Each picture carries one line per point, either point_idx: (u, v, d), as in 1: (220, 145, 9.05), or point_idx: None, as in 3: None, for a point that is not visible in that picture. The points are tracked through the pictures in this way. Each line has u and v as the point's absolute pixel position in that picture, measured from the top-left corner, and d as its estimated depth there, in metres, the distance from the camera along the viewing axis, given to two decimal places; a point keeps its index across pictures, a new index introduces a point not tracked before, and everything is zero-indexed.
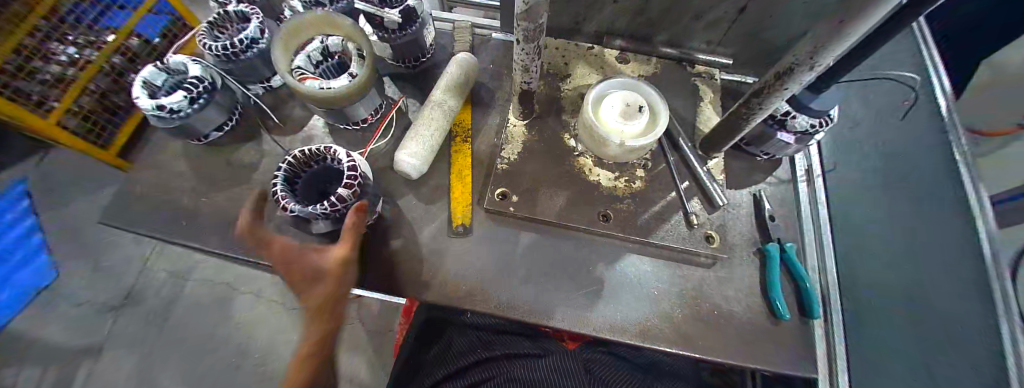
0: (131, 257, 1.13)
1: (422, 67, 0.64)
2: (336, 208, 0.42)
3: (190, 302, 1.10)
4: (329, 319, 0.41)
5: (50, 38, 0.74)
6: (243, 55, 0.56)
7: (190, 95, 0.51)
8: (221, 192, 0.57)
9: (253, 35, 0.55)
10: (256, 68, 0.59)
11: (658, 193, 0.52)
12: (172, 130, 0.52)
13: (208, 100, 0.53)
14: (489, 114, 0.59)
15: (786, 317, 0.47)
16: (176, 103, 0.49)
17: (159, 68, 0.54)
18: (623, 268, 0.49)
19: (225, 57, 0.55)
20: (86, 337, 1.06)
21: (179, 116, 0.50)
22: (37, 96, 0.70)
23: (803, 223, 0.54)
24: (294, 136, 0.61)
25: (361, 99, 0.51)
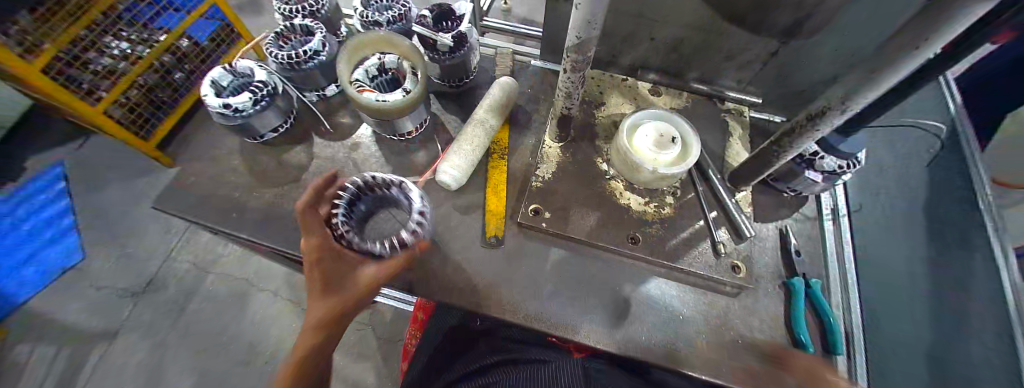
0: (158, 248, 1.25)
1: (465, 87, 0.69)
2: (393, 250, 0.45)
3: (207, 296, 1.20)
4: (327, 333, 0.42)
5: (105, 32, 0.80)
6: (305, 66, 0.63)
7: (253, 97, 0.58)
8: (271, 190, 0.63)
9: (315, 48, 0.63)
10: (314, 78, 0.66)
11: (686, 220, 0.53)
12: (236, 127, 0.60)
13: (269, 102, 0.61)
14: (524, 135, 0.64)
15: (810, 350, 0.47)
16: (242, 103, 0.57)
17: (228, 71, 0.62)
18: (648, 289, 0.51)
19: (288, 66, 0.62)
20: (105, 320, 1.16)
21: (241, 115, 0.58)
22: (87, 85, 0.75)
23: (828, 261, 0.55)
24: (341, 142, 0.67)
25: (409, 113, 0.57)
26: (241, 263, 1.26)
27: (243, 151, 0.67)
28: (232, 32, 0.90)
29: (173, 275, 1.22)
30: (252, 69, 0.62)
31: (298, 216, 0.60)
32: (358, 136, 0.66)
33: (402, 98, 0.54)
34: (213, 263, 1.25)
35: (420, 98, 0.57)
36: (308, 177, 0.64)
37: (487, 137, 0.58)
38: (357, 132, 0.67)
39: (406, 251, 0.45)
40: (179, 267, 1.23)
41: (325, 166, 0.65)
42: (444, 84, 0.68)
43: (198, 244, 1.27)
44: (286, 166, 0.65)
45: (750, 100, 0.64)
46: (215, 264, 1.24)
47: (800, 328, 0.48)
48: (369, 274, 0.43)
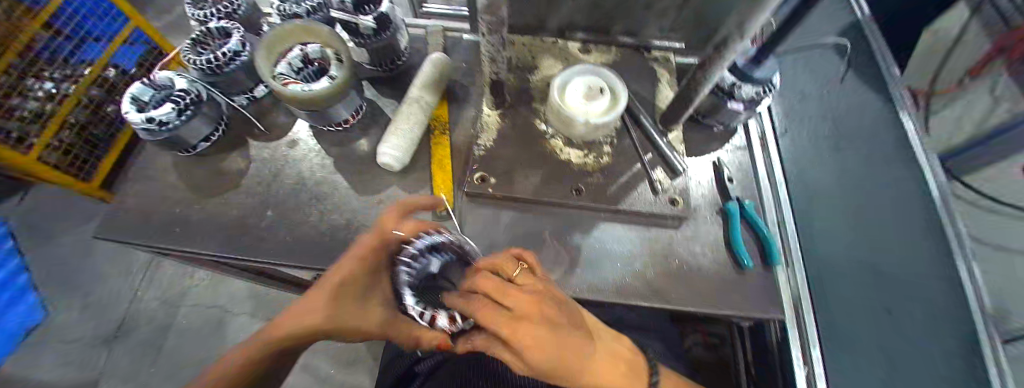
0: (121, 290, 1.19)
1: (398, 70, 0.69)
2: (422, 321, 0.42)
3: (184, 328, 1.17)
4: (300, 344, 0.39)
5: (24, 74, 0.90)
6: (226, 68, 0.61)
7: (177, 107, 0.56)
8: (214, 201, 0.62)
9: (235, 49, 0.61)
10: (240, 81, 0.65)
11: (623, 165, 0.56)
12: (164, 140, 0.58)
13: (195, 111, 0.59)
14: (464, 108, 0.64)
15: (748, 266, 0.51)
16: (166, 114, 0.55)
17: (146, 86, 0.60)
18: (597, 235, 0.54)
19: (208, 71, 0.60)
20: (77, 373, 1.11)
21: (168, 127, 0.56)
22: (18, 134, 0.85)
23: (761, 182, 0.59)
24: (279, 141, 0.66)
25: (340, 101, 0.58)
26: (210, 290, 1.21)
27: (180, 168, 0.65)
28: (157, 52, 1.06)
29: (143, 316, 1.17)
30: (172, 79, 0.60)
31: (245, 222, 0.59)
32: (296, 133, 0.66)
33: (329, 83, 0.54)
34: (181, 296, 1.20)
35: (348, 86, 0.58)
36: (251, 181, 0.63)
37: (425, 114, 0.58)
38: (294, 131, 0.66)
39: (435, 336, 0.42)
40: (147, 306, 1.18)
41: (267, 168, 0.64)
42: (377, 70, 0.68)
43: (161, 279, 1.21)
44: (228, 176, 0.64)
45: (674, 46, 0.66)
46: (184, 296, 1.20)
47: (738, 246, 0.52)
48: (381, 314, 0.42)
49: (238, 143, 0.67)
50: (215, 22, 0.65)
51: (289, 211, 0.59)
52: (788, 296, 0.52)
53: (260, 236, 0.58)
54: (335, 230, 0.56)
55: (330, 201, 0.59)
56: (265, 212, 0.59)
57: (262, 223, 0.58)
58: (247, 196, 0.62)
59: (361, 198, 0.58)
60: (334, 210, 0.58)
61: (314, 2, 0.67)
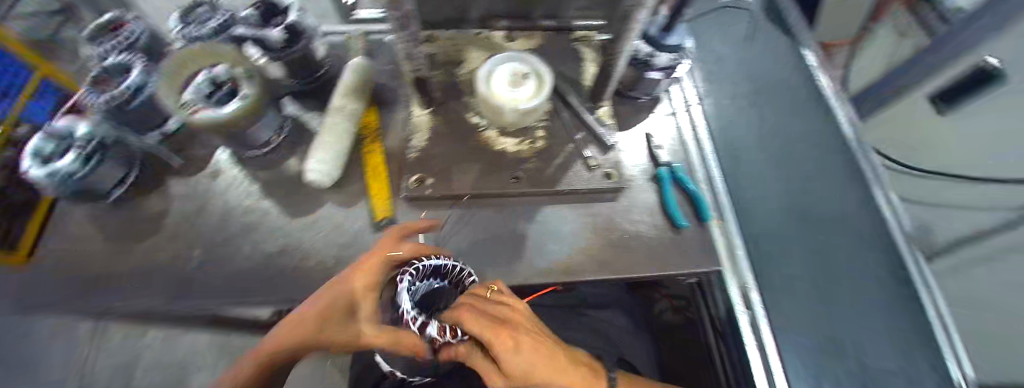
0: None
1: (320, 79, 0.64)
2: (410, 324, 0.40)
3: None
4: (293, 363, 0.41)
5: None
6: (132, 104, 0.53)
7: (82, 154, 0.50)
8: (131, 248, 0.57)
9: (139, 80, 0.53)
10: (152, 113, 0.57)
11: (558, 147, 0.57)
12: (68, 191, 0.52)
13: (102, 155, 0.53)
14: (393, 111, 0.63)
15: (683, 225, 0.54)
16: (72, 163, 0.49)
17: (44, 135, 0.51)
18: (541, 219, 0.55)
19: (110, 111, 0.51)
20: None
21: (76, 177, 0.50)
22: None
23: (687, 145, 0.62)
24: (201, 174, 0.62)
25: (256, 120, 0.54)
26: None
27: (89, 220, 0.59)
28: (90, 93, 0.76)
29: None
30: (70, 123, 0.53)
31: (171, 266, 0.55)
32: (217, 160, 0.63)
33: (237, 104, 0.50)
34: None
35: (263, 104, 0.54)
36: (173, 221, 0.59)
37: (352, 125, 0.56)
38: (215, 159, 0.63)
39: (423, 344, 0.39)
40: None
41: (191, 204, 0.60)
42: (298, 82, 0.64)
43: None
44: (147, 219, 0.59)
45: (594, 24, 0.64)
46: None
47: (671, 206, 0.55)
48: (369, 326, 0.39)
49: (157, 184, 0.63)
50: (115, 56, 0.60)
51: (221, 245, 0.56)
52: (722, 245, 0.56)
53: (190, 277, 0.54)
54: (274, 257, 0.54)
55: (263, 229, 0.57)
56: (194, 251, 0.56)
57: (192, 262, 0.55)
58: (170, 237, 0.57)
59: (296, 220, 0.57)
60: (270, 237, 0.56)
61: (222, 18, 0.61)
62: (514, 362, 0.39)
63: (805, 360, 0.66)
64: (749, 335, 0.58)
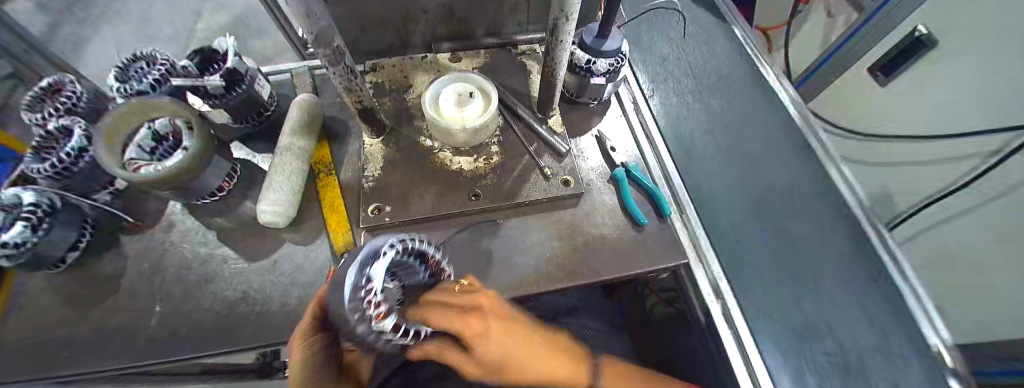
0: None
1: (269, 122, 0.66)
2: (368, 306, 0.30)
3: None
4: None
5: None
6: (76, 167, 0.53)
7: (31, 223, 0.48)
8: (83, 316, 0.54)
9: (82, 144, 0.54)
10: (95, 174, 0.56)
11: (513, 160, 0.58)
12: (20, 265, 0.49)
13: (52, 222, 0.51)
14: (347, 143, 0.63)
15: (644, 222, 0.55)
16: (18, 235, 0.47)
17: None
18: (505, 232, 0.55)
19: (56, 175, 0.52)
20: None
21: (27, 248, 0.48)
22: None
23: (640, 142, 0.63)
24: (153, 228, 0.60)
25: (205, 168, 0.54)
26: None
27: (36, 290, 0.56)
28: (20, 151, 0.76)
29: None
30: (17, 192, 0.50)
31: (126, 328, 0.52)
32: (170, 212, 0.61)
33: (181, 156, 0.49)
34: None
35: (209, 151, 0.54)
36: (125, 281, 0.56)
37: (301, 161, 0.56)
38: (169, 211, 0.61)
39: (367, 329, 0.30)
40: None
41: (144, 260, 0.58)
42: (248, 125, 0.65)
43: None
44: (97, 281, 0.57)
45: (534, 38, 0.69)
46: None
47: (628, 202, 0.56)
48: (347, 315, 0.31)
49: (108, 243, 0.60)
50: (56, 121, 0.59)
51: (178, 299, 0.54)
52: (684, 237, 0.58)
53: (146, 337, 0.51)
54: (235, 305, 0.53)
55: (221, 278, 0.55)
56: (149, 308, 0.54)
57: (148, 321, 0.52)
58: (122, 299, 0.55)
59: (256, 263, 0.56)
60: (230, 284, 0.54)
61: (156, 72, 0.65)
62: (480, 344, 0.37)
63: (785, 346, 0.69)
64: (725, 325, 0.58)
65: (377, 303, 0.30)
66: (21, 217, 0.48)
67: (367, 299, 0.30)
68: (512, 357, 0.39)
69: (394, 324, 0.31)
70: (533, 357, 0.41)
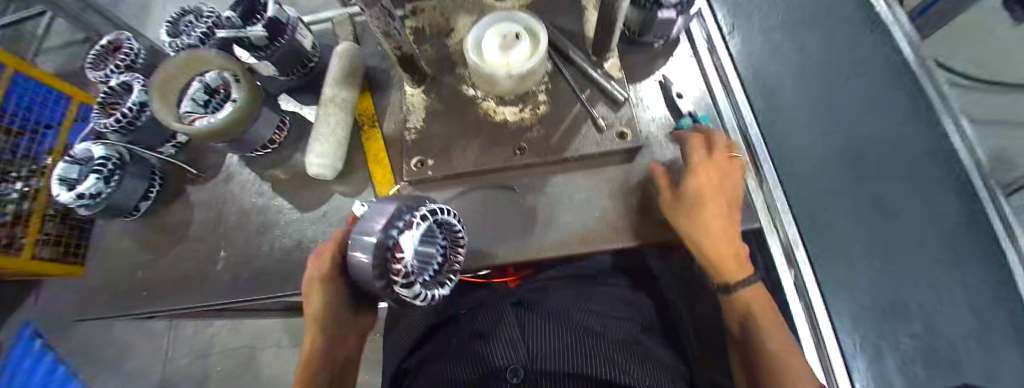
0: (152, 354, 1.15)
1: (315, 72, 0.65)
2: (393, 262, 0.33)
3: (221, 375, 1.13)
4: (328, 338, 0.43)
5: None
6: (139, 122, 0.56)
7: (102, 175, 0.52)
8: (171, 256, 0.61)
9: (141, 100, 0.56)
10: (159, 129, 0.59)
11: (563, 111, 0.53)
12: (99, 211, 0.55)
13: (121, 175, 0.56)
14: (388, 93, 0.60)
15: None
16: (93, 187, 0.51)
17: (70, 161, 0.55)
18: (552, 188, 0.52)
19: (121, 130, 0.55)
20: None
21: (102, 197, 0.53)
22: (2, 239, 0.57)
23: (709, 89, 0.56)
24: (214, 179, 0.64)
25: (254, 120, 0.54)
26: (228, 332, 1.17)
27: (133, 231, 0.64)
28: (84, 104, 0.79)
29: (180, 373, 1.14)
30: (90, 149, 0.56)
31: (204, 269, 0.59)
32: (228, 164, 0.64)
33: (231, 108, 0.49)
34: (209, 345, 1.16)
35: (257, 102, 0.54)
36: (197, 227, 0.62)
37: (346, 113, 0.55)
38: (227, 162, 0.64)
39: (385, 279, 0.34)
40: (179, 362, 1.15)
41: (210, 209, 0.62)
42: (293, 78, 0.63)
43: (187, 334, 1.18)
44: (175, 227, 0.63)
45: None
46: (211, 343, 1.16)
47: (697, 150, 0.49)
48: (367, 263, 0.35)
49: (179, 191, 0.65)
50: (116, 77, 0.63)
51: (241, 246, 0.58)
52: (760, 199, 0.51)
53: (219, 278, 0.57)
54: (291, 253, 0.56)
55: (276, 227, 0.58)
56: (218, 252, 0.59)
57: (218, 264, 0.58)
58: (196, 243, 0.61)
59: (307, 215, 0.57)
60: (285, 233, 0.57)
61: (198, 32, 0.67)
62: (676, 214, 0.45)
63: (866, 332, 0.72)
64: (795, 295, 0.52)
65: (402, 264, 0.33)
66: (94, 169, 0.52)
67: (388, 256, 0.33)
68: (714, 234, 0.44)
69: (410, 285, 0.34)
70: (722, 240, 0.44)
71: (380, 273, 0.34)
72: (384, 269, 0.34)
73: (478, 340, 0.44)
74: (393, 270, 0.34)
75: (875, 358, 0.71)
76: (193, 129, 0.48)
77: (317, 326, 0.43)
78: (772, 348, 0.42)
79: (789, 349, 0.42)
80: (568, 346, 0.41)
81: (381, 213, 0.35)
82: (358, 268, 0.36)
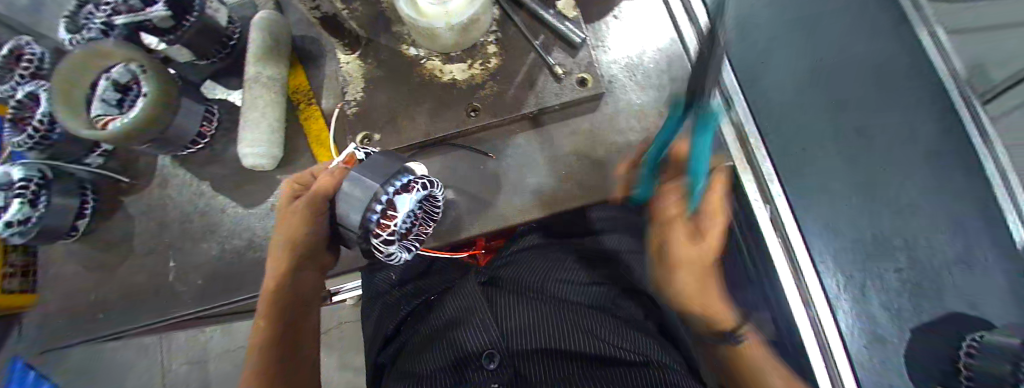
0: (149, 368, 1.13)
1: (238, 49, 0.57)
2: (382, 214, 0.33)
3: (222, 378, 1.12)
4: (292, 279, 0.39)
5: None
6: (54, 136, 0.49)
7: (26, 198, 0.47)
8: (119, 274, 0.56)
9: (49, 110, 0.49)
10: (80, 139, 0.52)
11: (516, 62, 0.47)
12: (35, 238, 0.50)
13: (49, 194, 0.50)
14: (323, 64, 0.54)
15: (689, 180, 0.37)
16: (18, 212, 0.46)
17: None
18: (512, 150, 0.48)
19: (38, 146, 0.49)
20: None
21: (34, 222, 0.48)
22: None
23: (676, 19, 0.51)
24: (150, 186, 0.58)
25: (176, 113, 0.48)
26: (222, 337, 1.15)
27: (72, 254, 0.58)
28: None
29: (179, 383, 1.11)
30: (6, 171, 0.49)
31: (156, 283, 0.54)
32: (161, 167, 0.58)
33: (145, 101, 0.43)
34: (204, 352, 1.14)
35: (176, 92, 0.47)
36: (141, 239, 0.57)
37: (276, 93, 0.49)
38: (158, 165, 0.58)
39: (368, 229, 0.33)
40: (178, 372, 1.12)
41: (151, 218, 0.57)
42: (214, 61, 0.56)
43: (180, 345, 1.14)
44: (118, 243, 0.57)
45: None
46: (206, 351, 1.14)
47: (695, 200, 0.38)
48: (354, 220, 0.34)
49: (114, 203, 0.58)
50: (20, 88, 0.54)
51: (189, 253, 0.54)
52: (736, 147, 0.48)
53: (173, 290, 0.53)
54: (242, 253, 0.52)
55: (223, 228, 0.53)
56: (168, 263, 0.54)
57: (169, 275, 0.54)
58: (143, 256, 0.56)
59: (254, 211, 0.53)
60: (234, 233, 0.53)
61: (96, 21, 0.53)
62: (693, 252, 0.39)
63: (845, 262, 0.71)
64: (770, 231, 0.47)
65: (388, 223, 0.33)
66: (15, 193, 0.46)
67: (380, 208, 0.32)
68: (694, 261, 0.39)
69: (388, 244, 0.34)
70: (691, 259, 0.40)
71: (365, 224, 0.33)
72: (371, 221, 0.33)
73: (451, 329, 0.44)
74: (378, 224, 0.33)
75: (859, 297, 0.69)
76: (102, 134, 0.42)
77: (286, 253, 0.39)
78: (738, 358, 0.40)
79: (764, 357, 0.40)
80: (538, 324, 0.42)
81: (388, 166, 0.34)
82: (345, 213, 0.35)
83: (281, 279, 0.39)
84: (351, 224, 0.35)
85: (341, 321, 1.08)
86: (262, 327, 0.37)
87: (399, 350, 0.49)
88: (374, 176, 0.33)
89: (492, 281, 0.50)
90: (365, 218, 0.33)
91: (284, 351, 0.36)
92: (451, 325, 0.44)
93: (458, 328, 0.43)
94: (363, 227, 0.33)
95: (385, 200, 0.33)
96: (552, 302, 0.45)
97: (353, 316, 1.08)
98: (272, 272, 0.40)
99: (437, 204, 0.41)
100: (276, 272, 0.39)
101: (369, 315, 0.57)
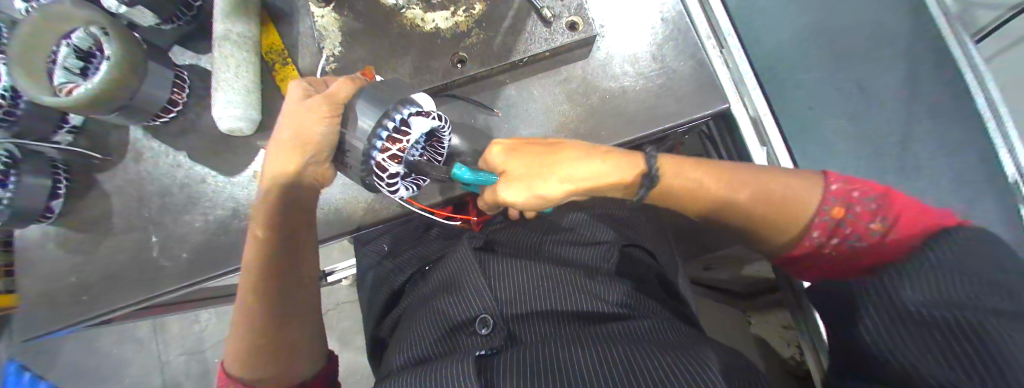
0: (146, 358, 1.10)
1: (204, 10, 0.53)
2: (393, 132, 0.32)
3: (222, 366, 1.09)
4: (282, 212, 0.38)
5: None
6: (18, 110, 0.45)
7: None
8: (99, 253, 0.54)
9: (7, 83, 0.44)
10: (48, 112, 0.49)
11: (502, 6, 0.45)
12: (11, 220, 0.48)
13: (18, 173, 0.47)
14: (296, 22, 0.51)
15: (486, 180, 0.39)
16: None
17: None
18: (503, 103, 0.47)
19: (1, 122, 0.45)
20: None
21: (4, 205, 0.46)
22: None
23: None
24: (124, 160, 0.55)
25: (143, 79, 0.44)
26: (218, 323, 1.10)
27: (51, 236, 0.56)
28: None
29: (179, 372, 1.09)
30: None
31: (139, 259, 0.53)
32: (134, 141, 0.55)
33: (105, 67, 0.39)
34: (201, 341, 1.10)
35: (141, 56, 0.43)
36: (121, 217, 0.55)
37: (250, 52, 0.46)
38: (130, 138, 0.55)
39: (372, 147, 0.33)
40: (176, 361, 1.09)
41: (129, 193, 0.55)
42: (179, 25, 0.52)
43: (174, 334, 1.11)
44: (96, 222, 0.55)
45: None
46: (202, 340, 1.10)
47: (486, 179, 0.39)
48: (358, 143, 0.34)
49: (88, 182, 0.55)
50: None
51: (172, 226, 0.53)
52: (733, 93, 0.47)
53: (157, 264, 0.52)
54: (227, 224, 0.52)
55: (205, 199, 0.53)
56: (152, 238, 0.53)
57: (154, 249, 0.53)
58: (124, 233, 0.54)
59: (235, 180, 0.52)
60: (217, 203, 0.52)
61: None
62: (538, 169, 0.36)
63: None
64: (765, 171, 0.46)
65: (398, 143, 0.33)
66: None
67: (392, 125, 0.32)
68: (529, 164, 0.37)
69: (394, 162, 0.33)
70: (548, 161, 0.37)
71: (372, 140, 0.33)
72: (379, 137, 0.32)
73: (443, 296, 0.42)
74: (389, 141, 0.33)
75: None
76: (70, 100, 0.39)
77: (296, 153, 0.36)
78: (746, 212, 0.37)
79: (787, 194, 0.35)
80: (533, 289, 0.41)
81: (388, 100, 0.33)
82: (356, 131, 0.34)
83: (269, 218, 0.38)
84: (357, 139, 0.34)
85: (338, 301, 1.07)
86: (253, 250, 0.38)
87: (395, 319, 0.49)
88: (384, 103, 0.33)
89: (487, 245, 0.49)
90: (371, 130, 0.33)
91: (270, 283, 0.36)
92: (446, 289, 0.43)
93: (448, 296, 0.42)
94: (365, 142, 0.33)
95: (399, 120, 0.32)
96: (550, 267, 0.43)
97: (350, 296, 1.07)
98: (263, 203, 0.38)
99: (442, 150, 0.40)
100: (266, 201, 0.38)
101: (372, 283, 0.56)
